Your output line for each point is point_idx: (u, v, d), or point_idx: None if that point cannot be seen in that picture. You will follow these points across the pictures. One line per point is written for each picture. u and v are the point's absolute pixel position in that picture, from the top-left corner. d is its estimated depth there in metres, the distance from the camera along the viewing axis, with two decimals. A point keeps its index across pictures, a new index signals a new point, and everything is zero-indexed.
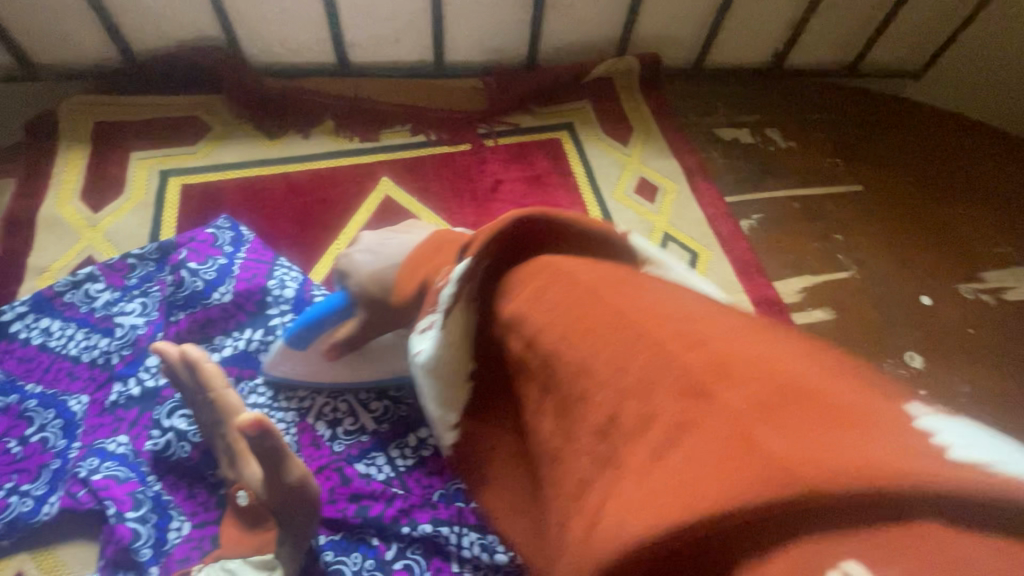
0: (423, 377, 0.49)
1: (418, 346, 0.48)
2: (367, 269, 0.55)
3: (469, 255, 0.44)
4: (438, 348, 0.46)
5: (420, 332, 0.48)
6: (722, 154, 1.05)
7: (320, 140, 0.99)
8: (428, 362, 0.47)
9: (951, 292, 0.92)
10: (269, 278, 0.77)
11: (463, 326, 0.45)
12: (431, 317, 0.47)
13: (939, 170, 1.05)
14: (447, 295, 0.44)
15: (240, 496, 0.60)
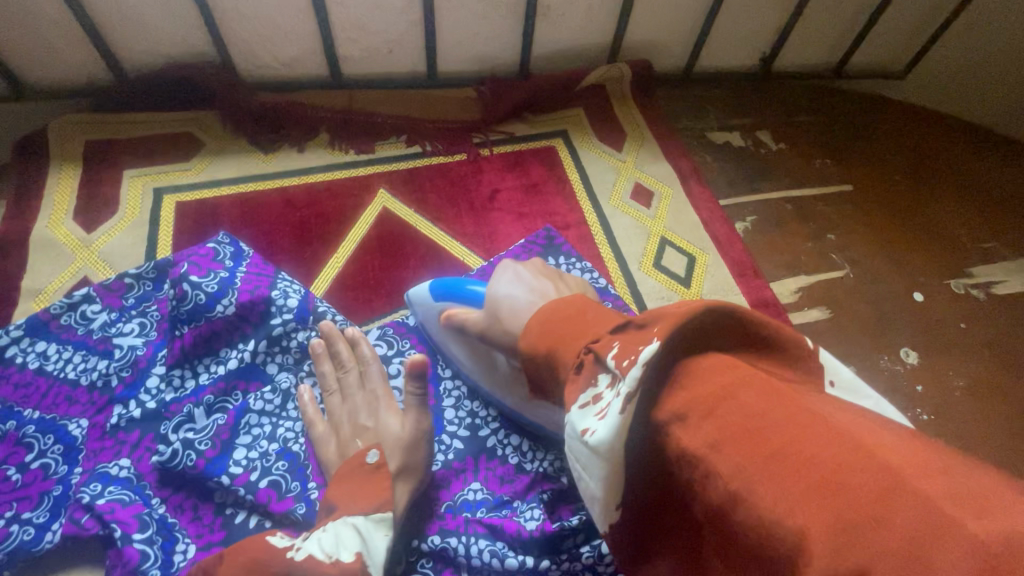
0: (584, 456, 0.40)
1: (583, 425, 0.40)
2: (502, 294, 0.64)
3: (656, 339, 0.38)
4: (617, 433, 0.38)
5: (581, 410, 0.41)
6: (716, 157, 1.06)
7: (317, 153, 0.99)
8: (603, 451, 0.38)
9: (943, 288, 0.93)
10: (272, 289, 0.76)
11: (640, 412, 0.38)
12: (598, 390, 0.41)
13: (931, 170, 1.07)
14: (631, 375, 0.37)
15: (371, 454, 0.61)
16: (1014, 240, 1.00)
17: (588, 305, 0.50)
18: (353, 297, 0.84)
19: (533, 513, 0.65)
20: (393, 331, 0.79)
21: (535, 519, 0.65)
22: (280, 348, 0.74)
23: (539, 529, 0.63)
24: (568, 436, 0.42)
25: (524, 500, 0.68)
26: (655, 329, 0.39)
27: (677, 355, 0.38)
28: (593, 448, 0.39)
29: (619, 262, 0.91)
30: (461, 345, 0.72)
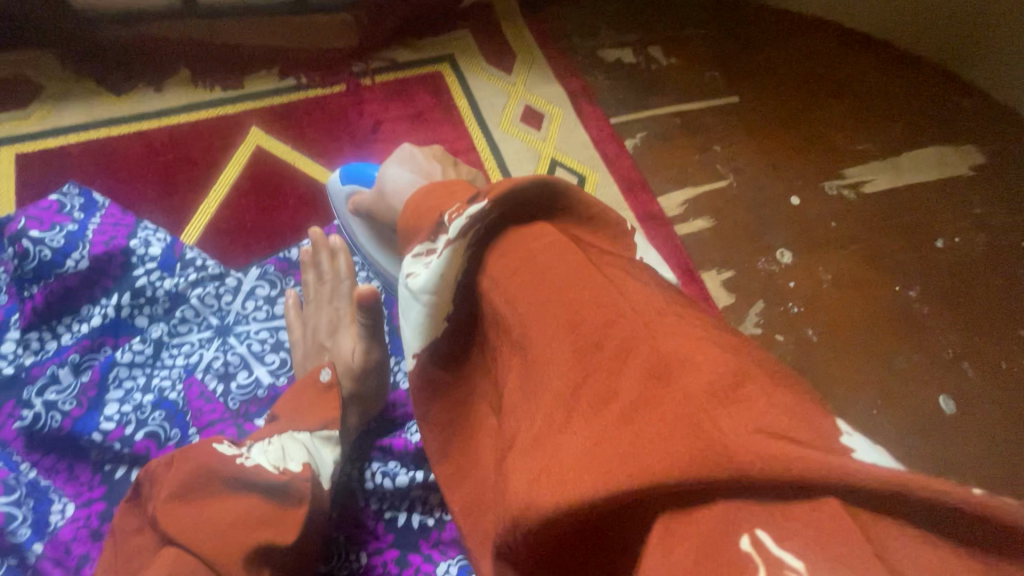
0: (406, 305, 0.42)
1: (410, 270, 0.42)
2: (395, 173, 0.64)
3: (486, 197, 0.39)
4: (438, 280, 0.39)
5: (413, 257, 0.42)
6: (609, 75, 1.04)
7: (177, 91, 0.90)
8: (417, 291, 0.40)
9: (818, 191, 0.99)
10: (131, 239, 0.72)
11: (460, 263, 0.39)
12: (430, 240, 0.42)
13: (818, 77, 1.11)
14: (457, 227, 0.39)
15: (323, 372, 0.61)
16: (887, 142, 1.05)
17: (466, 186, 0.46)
18: (230, 243, 0.79)
19: (418, 427, 0.68)
20: (275, 270, 0.77)
21: (420, 431, 0.68)
22: (147, 300, 0.70)
23: (422, 439, 0.67)
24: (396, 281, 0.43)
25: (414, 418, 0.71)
26: (489, 190, 0.40)
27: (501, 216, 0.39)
28: (412, 291, 0.40)
29: None
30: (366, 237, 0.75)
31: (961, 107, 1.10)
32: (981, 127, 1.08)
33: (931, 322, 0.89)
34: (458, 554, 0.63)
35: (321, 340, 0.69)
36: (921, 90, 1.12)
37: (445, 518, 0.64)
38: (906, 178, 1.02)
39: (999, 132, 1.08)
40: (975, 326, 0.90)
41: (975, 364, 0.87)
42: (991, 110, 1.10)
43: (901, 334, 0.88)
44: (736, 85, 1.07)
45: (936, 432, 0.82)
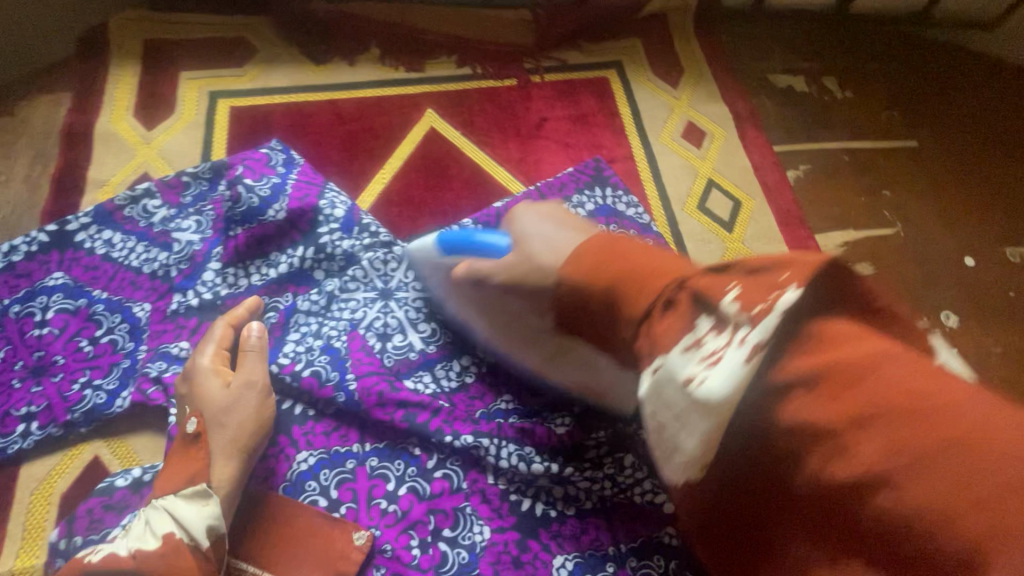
0: (685, 406, 0.42)
1: (686, 373, 0.41)
2: (530, 231, 0.62)
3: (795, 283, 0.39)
4: (736, 387, 0.39)
5: (684, 355, 0.42)
6: (778, 101, 1.01)
7: (367, 68, 0.97)
8: (711, 401, 0.40)
9: (997, 256, 0.90)
10: (321, 198, 0.78)
11: (763, 364, 0.39)
12: (708, 341, 0.41)
13: (1011, 131, 1.02)
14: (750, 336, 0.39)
15: None
16: None
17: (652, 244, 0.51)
18: (398, 213, 0.85)
19: (561, 422, 0.69)
20: None
21: (563, 426, 0.69)
22: (326, 255, 0.77)
23: (566, 434, 0.68)
24: (663, 383, 0.43)
25: (554, 411, 0.70)
26: (786, 275, 0.40)
27: (813, 307, 0.39)
28: (703, 398, 0.40)
29: (662, 202, 0.89)
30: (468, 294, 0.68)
31: None
32: None
33: None
34: (575, 551, 0.65)
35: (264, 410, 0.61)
36: None
37: (567, 514, 0.66)
38: None
39: None
40: None
41: None
42: None
43: None
44: (916, 128, 1.00)
45: None
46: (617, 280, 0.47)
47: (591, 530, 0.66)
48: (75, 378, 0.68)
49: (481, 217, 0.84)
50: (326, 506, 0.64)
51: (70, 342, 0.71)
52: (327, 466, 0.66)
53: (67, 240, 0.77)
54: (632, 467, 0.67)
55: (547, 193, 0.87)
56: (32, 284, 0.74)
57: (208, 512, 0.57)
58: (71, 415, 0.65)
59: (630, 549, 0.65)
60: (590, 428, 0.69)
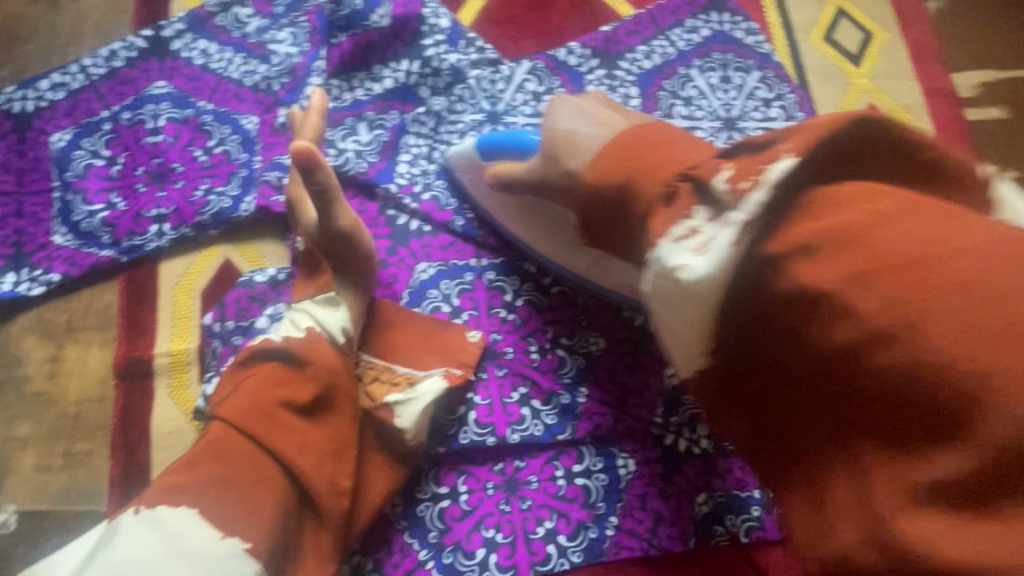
0: (669, 292, 0.41)
1: (673, 260, 0.40)
2: (564, 126, 0.56)
3: (792, 153, 0.37)
4: (720, 270, 0.38)
5: (676, 241, 0.41)
6: None
7: None
8: (698, 285, 0.39)
9: None
10: (424, 7, 0.74)
11: (751, 243, 0.37)
12: (695, 223, 0.41)
13: None
14: (749, 205, 0.37)
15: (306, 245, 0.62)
16: None
17: (676, 136, 0.49)
18: (500, 33, 0.79)
19: None
20: (544, 66, 0.76)
21: None
22: (432, 71, 0.74)
23: None
24: (651, 262, 0.42)
25: None
26: (785, 147, 0.39)
27: (814, 177, 0.37)
28: (683, 281, 0.39)
29: (785, 31, 0.82)
30: (500, 204, 0.67)
31: None
32: None
33: None
34: None
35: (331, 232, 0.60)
36: None
37: None
38: None
39: None
40: None
41: None
42: None
43: None
44: None
45: None
46: (631, 181, 0.47)
47: None
48: (197, 185, 0.69)
49: (589, 40, 0.79)
50: (449, 312, 0.68)
51: (186, 151, 0.71)
52: (447, 277, 0.69)
53: (165, 48, 0.74)
54: None
55: (658, 16, 0.80)
56: (137, 91, 0.73)
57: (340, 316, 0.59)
58: (200, 217, 0.68)
59: None
60: None
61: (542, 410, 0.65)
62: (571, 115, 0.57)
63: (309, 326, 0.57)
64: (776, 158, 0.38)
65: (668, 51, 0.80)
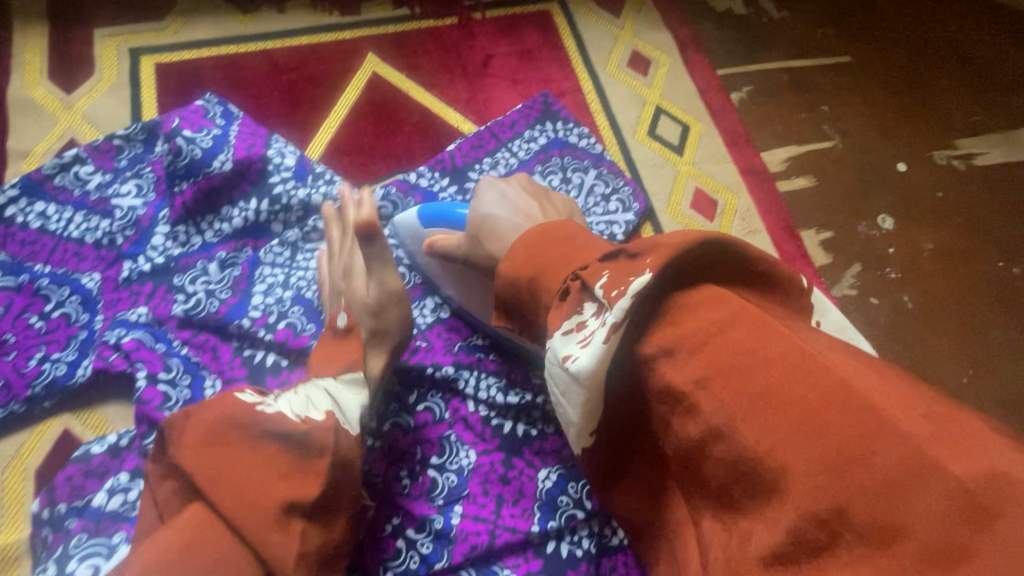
0: (565, 383, 0.42)
1: (566, 351, 0.41)
2: (489, 215, 0.64)
3: (648, 268, 0.38)
4: (602, 361, 0.39)
5: (564, 337, 0.42)
6: (718, 25, 1.02)
7: (299, 14, 0.94)
8: (582, 377, 0.40)
9: (927, 158, 0.95)
10: (268, 148, 0.77)
11: (626, 344, 0.39)
12: (585, 316, 0.42)
13: (939, 41, 1.06)
14: (619, 306, 0.38)
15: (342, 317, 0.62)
16: (1004, 114, 1.00)
17: (577, 231, 0.50)
18: (349, 161, 0.83)
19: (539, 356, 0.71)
20: (396, 190, 0.80)
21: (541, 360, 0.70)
22: (282, 208, 0.75)
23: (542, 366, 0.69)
24: (547, 360, 0.43)
25: None
26: (648, 258, 0.39)
27: (667, 288, 0.39)
28: (573, 373, 0.40)
29: (613, 130, 0.91)
30: (450, 276, 0.72)
31: None
32: None
33: None
34: (556, 463, 0.68)
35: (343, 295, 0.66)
36: None
37: (548, 432, 0.69)
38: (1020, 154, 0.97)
39: None
40: None
41: None
42: None
43: (1002, 305, 0.85)
44: (851, 44, 1.03)
45: None
46: (536, 278, 0.48)
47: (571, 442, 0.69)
48: (30, 354, 0.66)
49: (437, 161, 0.84)
50: None
51: (18, 319, 0.68)
52: None
53: None
54: None
55: (499, 130, 0.87)
56: None
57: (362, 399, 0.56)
58: (31, 390, 0.64)
59: None
60: None
61: (417, 539, 0.62)
62: (495, 201, 0.65)
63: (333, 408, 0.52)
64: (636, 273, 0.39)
65: (512, 161, 0.86)
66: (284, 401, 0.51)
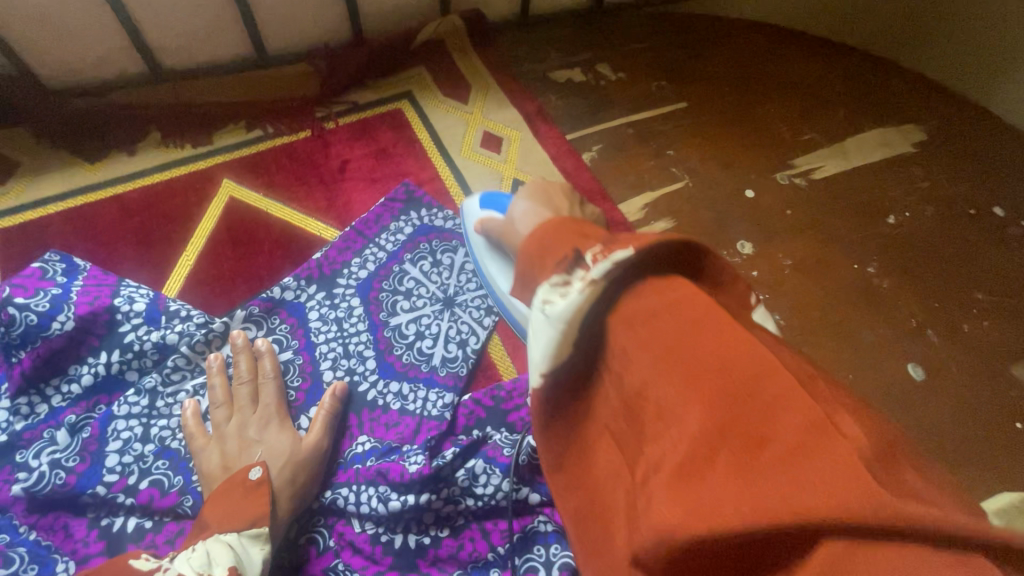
0: (542, 327, 0.45)
1: (546, 297, 0.45)
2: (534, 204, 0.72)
3: (628, 246, 0.44)
4: (578, 310, 0.43)
5: (550, 286, 0.46)
6: (561, 95, 1.09)
7: (150, 153, 0.95)
8: (556, 317, 0.44)
9: (770, 180, 1.02)
10: (115, 297, 0.74)
11: (600, 304, 0.43)
12: (572, 273, 0.45)
13: (763, 74, 1.16)
14: (602, 268, 0.43)
15: (254, 470, 0.59)
16: (830, 130, 1.09)
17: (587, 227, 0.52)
18: (210, 291, 0.82)
19: (417, 457, 0.67)
20: (258, 310, 0.77)
21: (418, 462, 0.66)
22: (135, 354, 0.72)
23: (422, 470, 0.65)
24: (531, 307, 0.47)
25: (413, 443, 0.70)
26: (629, 243, 0.45)
27: (644, 268, 0.44)
28: (549, 315, 0.44)
29: None
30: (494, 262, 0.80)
31: (897, 90, 1.17)
32: (918, 105, 1.14)
33: (890, 295, 0.90)
34: (456, 569, 0.65)
35: (246, 446, 0.65)
36: (856, 78, 1.18)
37: (442, 536, 0.66)
38: (853, 161, 1.06)
39: (932, 109, 1.14)
40: (935, 294, 0.91)
41: (941, 331, 0.87)
42: (925, 90, 1.17)
43: (863, 305, 0.90)
44: (685, 91, 1.12)
45: (910, 401, 0.82)
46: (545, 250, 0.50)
47: (468, 544, 0.66)
48: None
49: (302, 270, 0.82)
50: None
51: None
52: None
53: None
54: (485, 472, 0.67)
55: (364, 229, 0.88)
56: None
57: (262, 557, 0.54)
58: None
59: (509, 549, 0.66)
60: (443, 450, 0.68)
61: None
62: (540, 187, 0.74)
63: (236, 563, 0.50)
64: (621, 248, 0.44)
65: (380, 256, 0.86)
66: (183, 562, 0.49)
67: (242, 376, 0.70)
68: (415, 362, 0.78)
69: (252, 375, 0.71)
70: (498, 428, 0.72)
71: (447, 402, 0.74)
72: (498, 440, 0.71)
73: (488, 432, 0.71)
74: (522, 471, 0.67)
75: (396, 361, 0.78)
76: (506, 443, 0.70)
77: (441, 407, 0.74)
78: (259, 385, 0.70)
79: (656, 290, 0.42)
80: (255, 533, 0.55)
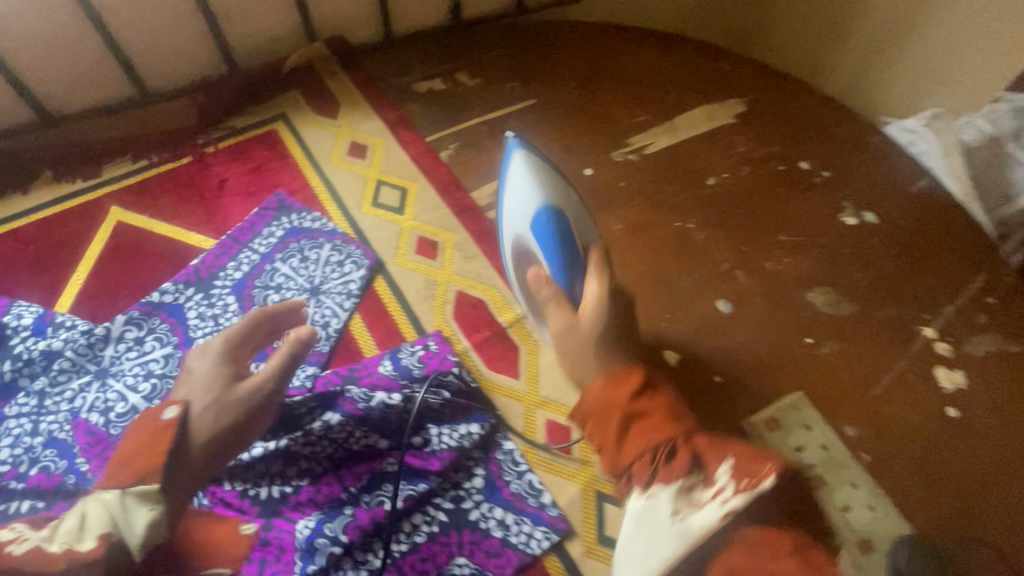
0: (664, 534, 0.64)
1: (675, 509, 0.65)
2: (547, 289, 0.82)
3: (735, 458, 0.64)
4: (698, 527, 0.62)
5: (676, 496, 0.65)
6: (422, 103, 1.22)
7: (43, 191, 1.05)
8: (684, 532, 0.62)
9: (606, 159, 1.16)
10: (5, 315, 0.85)
11: (708, 528, 0.62)
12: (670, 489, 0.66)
13: (605, 69, 1.31)
14: (722, 482, 0.63)
15: (168, 410, 0.67)
16: (663, 111, 1.24)
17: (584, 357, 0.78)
18: (97, 304, 0.93)
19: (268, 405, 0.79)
20: (139, 313, 0.88)
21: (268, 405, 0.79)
22: (25, 362, 0.82)
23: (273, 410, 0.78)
24: (632, 509, 0.69)
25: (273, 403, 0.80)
26: (737, 462, 0.64)
27: (747, 479, 0.62)
28: (676, 523, 0.64)
29: (341, 208, 1.05)
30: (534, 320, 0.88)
31: (726, 70, 1.32)
32: (742, 82, 1.30)
33: (704, 246, 1.05)
34: (314, 512, 0.74)
35: (207, 384, 0.70)
36: (689, 64, 1.33)
37: (301, 485, 0.76)
38: (680, 135, 1.20)
39: (755, 85, 1.30)
40: (744, 240, 1.05)
41: (746, 271, 1.02)
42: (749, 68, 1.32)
43: (683, 255, 1.03)
44: (536, 90, 1.26)
45: (717, 329, 0.95)
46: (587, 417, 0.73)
47: (324, 488, 0.75)
48: None
49: (181, 276, 0.94)
50: None
51: None
52: None
53: None
54: (338, 421, 0.78)
55: (238, 236, 0.99)
56: None
57: (147, 517, 0.62)
58: None
59: (361, 487, 0.76)
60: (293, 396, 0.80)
61: None
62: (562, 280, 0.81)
63: (105, 530, 0.61)
64: (722, 465, 0.65)
65: (253, 258, 0.97)
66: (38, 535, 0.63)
67: (260, 322, 0.78)
68: (284, 344, 0.89)
69: (269, 326, 0.79)
70: (352, 384, 0.82)
71: (309, 372, 0.85)
72: (352, 394, 0.80)
73: (343, 387, 0.81)
74: (370, 416, 0.78)
75: (267, 344, 0.89)
76: (359, 397, 0.80)
77: (303, 376, 0.85)
78: (256, 331, 0.77)
79: (745, 548, 0.60)
80: (139, 489, 0.62)
